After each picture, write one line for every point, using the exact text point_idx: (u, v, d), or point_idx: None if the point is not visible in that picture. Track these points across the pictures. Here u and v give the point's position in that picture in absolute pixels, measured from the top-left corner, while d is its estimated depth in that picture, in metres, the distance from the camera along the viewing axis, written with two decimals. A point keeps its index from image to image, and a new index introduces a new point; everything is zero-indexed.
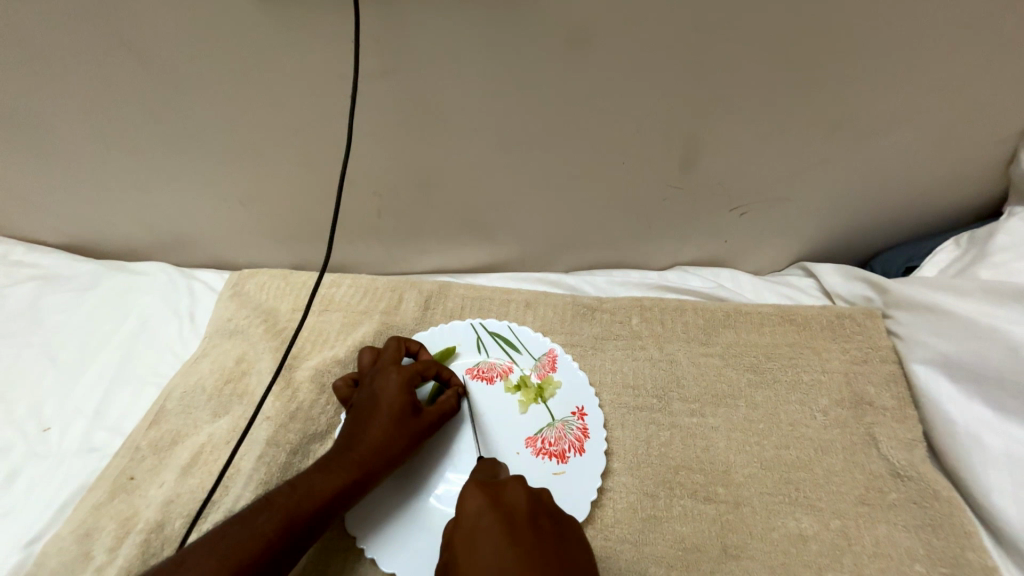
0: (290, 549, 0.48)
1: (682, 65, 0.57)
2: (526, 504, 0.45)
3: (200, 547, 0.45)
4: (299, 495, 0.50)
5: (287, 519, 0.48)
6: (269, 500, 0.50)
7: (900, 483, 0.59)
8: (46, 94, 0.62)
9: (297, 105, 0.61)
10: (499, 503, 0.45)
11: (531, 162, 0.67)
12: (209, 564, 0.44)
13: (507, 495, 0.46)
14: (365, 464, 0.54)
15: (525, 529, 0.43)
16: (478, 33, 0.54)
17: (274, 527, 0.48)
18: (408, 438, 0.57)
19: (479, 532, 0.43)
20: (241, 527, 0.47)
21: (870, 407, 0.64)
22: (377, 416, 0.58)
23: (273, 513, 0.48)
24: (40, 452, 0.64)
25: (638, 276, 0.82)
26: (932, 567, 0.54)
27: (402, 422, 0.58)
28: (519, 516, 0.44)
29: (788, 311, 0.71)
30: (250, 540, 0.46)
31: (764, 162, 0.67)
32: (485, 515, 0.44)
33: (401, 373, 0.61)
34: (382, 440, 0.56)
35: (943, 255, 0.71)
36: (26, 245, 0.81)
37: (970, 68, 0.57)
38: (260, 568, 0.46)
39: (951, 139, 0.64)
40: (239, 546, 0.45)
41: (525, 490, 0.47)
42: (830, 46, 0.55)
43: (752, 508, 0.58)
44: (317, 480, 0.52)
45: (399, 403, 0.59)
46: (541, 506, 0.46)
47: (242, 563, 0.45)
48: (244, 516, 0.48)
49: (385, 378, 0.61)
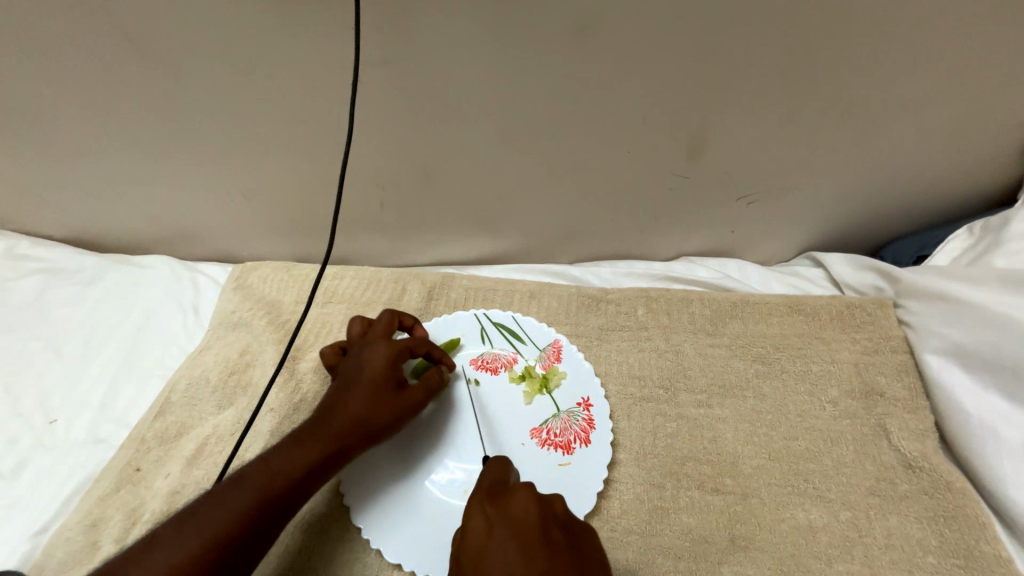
0: (266, 527, 0.47)
1: (690, 50, 0.56)
2: (537, 516, 0.44)
3: (178, 527, 0.45)
4: (272, 470, 0.49)
5: (263, 497, 0.48)
6: (242, 477, 0.48)
7: (912, 474, 0.58)
8: (48, 87, 0.61)
9: (299, 95, 0.60)
10: (507, 516, 0.44)
11: (535, 153, 0.66)
12: (182, 544, 0.43)
13: (515, 508, 0.44)
14: (343, 437, 0.53)
15: (536, 547, 0.42)
16: (480, 22, 0.53)
17: (247, 503, 0.47)
18: (390, 413, 0.57)
19: (490, 549, 0.42)
20: (215, 504, 0.46)
21: (880, 397, 0.63)
22: (358, 387, 0.57)
23: (245, 489, 0.47)
24: (46, 443, 0.64)
25: (644, 267, 0.81)
26: (944, 559, 0.53)
27: (385, 396, 0.57)
28: (528, 531, 0.43)
29: (797, 301, 0.70)
30: (223, 516, 0.45)
31: (771, 151, 0.66)
32: (494, 531, 0.43)
33: (389, 348, 0.60)
34: (362, 413, 0.55)
35: (956, 243, 0.70)
36: (30, 239, 0.81)
37: (983, 53, 0.56)
38: (235, 546, 0.45)
39: (965, 125, 0.63)
40: (213, 522, 0.45)
41: (535, 499, 0.45)
42: (843, 27, 0.54)
43: (760, 499, 0.57)
44: (292, 454, 0.51)
45: (382, 377, 0.58)
46: (552, 517, 0.44)
47: (217, 542, 0.44)
48: (216, 492, 0.47)
49: (372, 350, 0.60)
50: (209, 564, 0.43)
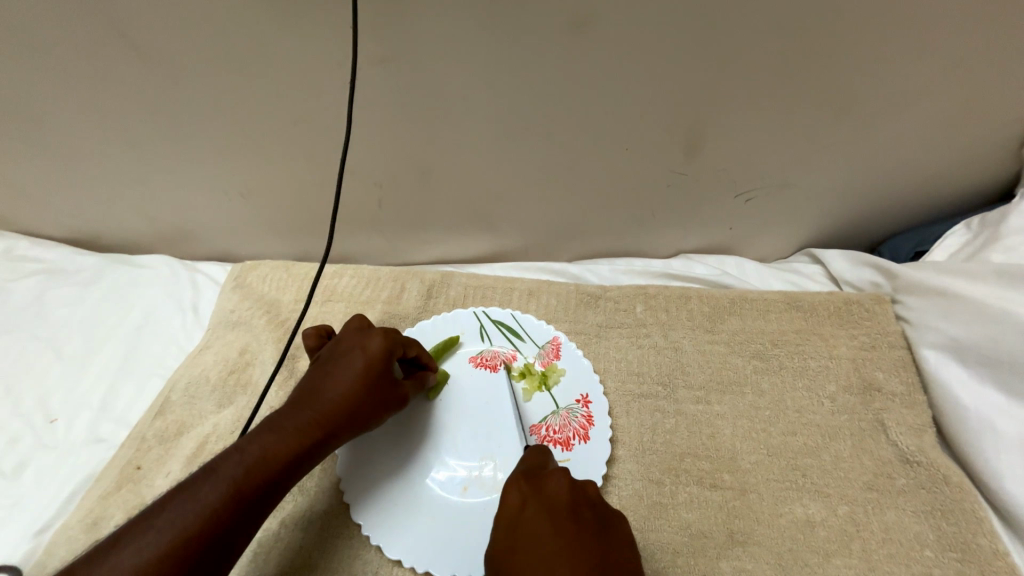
0: (241, 521, 0.46)
1: (687, 47, 0.56)
2: (569, 497, 0.46)
3: (149, 523, 0.44)
4: (246, 463, 0.48)
5: (236, 490, 0.46)
6: (215, 468, 0.47)
7: (909, 469, 0.58)
8: (47, 88, 0.62)
9: (297, 93, 0.60)
10: (541, 495, 0.47)
11: (533, 151, 0.66)
12: (150, 540, 0.43)
13: (550, 488, 0.47)
14: (324, 426, 0.54)
15: (566, 524, 0.44)
16: (477, 21, 0.53)
17: (220, 498, 0.46)
18: (374, 405, 0.57)
19: (523, 524, 0.45)
20: (186, 499, 0.45)
21: (878, 392, 0.63)
22: (346, 376, 0.56)
23: (217, 483, 0.46)
24: (47, 443, 0.64)
25: (643, 264, 0.81)
26: (942, 553, 0.53)
27: (372, 388, 0.57)
28: (559, 510, 0.45)
29: (795, 298, 0.71)
30: (193, 510, 0.44)
31: (769, 148, 0.66)
32: (528, 506, 0.46)
33: (385, 339, 0.59)
34: (346, 403, 0.55)
35: (953, 239, 0.70)
36: (29, 239, 0.81)
37: (980, 49, 0.56)
38: (209, 541, 0.44)
39: (962, 121, 0.63)
40: (182, 517, 0.44)
41: (569, 481, 0.47)
42: (840, 22, 0.54)
43: (758, 494, 0.58)
44: (269, 444, 0.50)
45: (373, 369, 0.57)
46: (584, 499, 0.47)
47: (188, 539, 0.43)
48: (187, 486, 0.46)
49: (366, 338, 0.59)
50: (180, 562, 0.42)
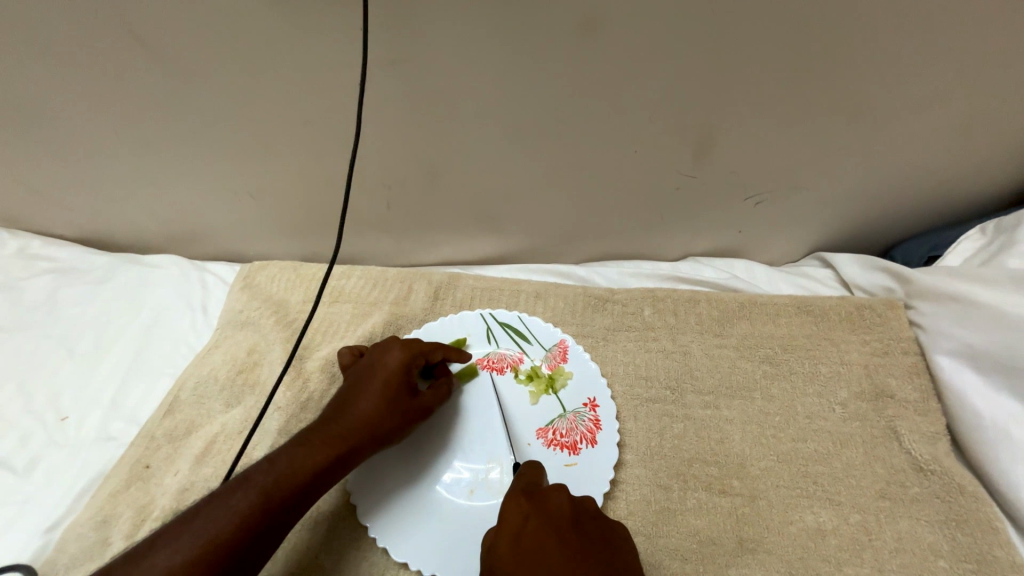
0: (269, 531, 0.46)
1: (699, 49, 0.55)
2: (571, 512, 0.47)
3: (183, 529, 0.44)
4: (276, 473, 0.49)
5: (265, 497, 0.47)
6: (248, 476, 0.48)
7: (923, 478, 0.57)
8: (60, 89, 0.62)
9: (306, 95, 0.60)
10: (545, 509, 0.47)
11: (541, 153, 0.66)
12: (182, 544, 0.43)
13: (551, 502, 0.48)
14: (349, 439, 0.54)
15: (570, 537, 0.45)
16: (486, 23, 0.53)
17: (250, 505, 0.46)
18: (399, 418, 0.57)
19: (527, 537, 0.45)
20: (219, 505, 0.45)
21: (891, 399, 0.62)
22: (369, 389, 0.58)
23: (249, 491, 0.47)
24: (58, 440, 0.65)
25: (651, 267, 0.80)
26: (956, 564, 0.52)
27: (395, 400, 0.57)
28: (563, 524, 0.46)
29: (806, 302, 0.70)
30: (224, 516, 0.45)
31: (780, 150, 0.65)
32: (530, 520, 0.46)
33: (405, 351, 0.61)
34: (370, 416, 0.56)
35: (967, 244, 0.69)
36: (42, 238, 0.82)
37: (996, 51, 0.55)
38: (240, 547, 0.44)
39: (977, 124, 0.62)
40: (213, 523, 0.44)
41: (569, 498, 0.48)
42: (852, 25, 0.53)
43: (767, 502, 0.57)
44: (297, 455, 0.51)
45: (394, 381, 0.58)
46: (584, 513, 0.48)
47: (220, 544, 0.44)
48: (220, 494, 0.46)
49: (387, 353, 0.61)
50: (211, 567, 0.43)
